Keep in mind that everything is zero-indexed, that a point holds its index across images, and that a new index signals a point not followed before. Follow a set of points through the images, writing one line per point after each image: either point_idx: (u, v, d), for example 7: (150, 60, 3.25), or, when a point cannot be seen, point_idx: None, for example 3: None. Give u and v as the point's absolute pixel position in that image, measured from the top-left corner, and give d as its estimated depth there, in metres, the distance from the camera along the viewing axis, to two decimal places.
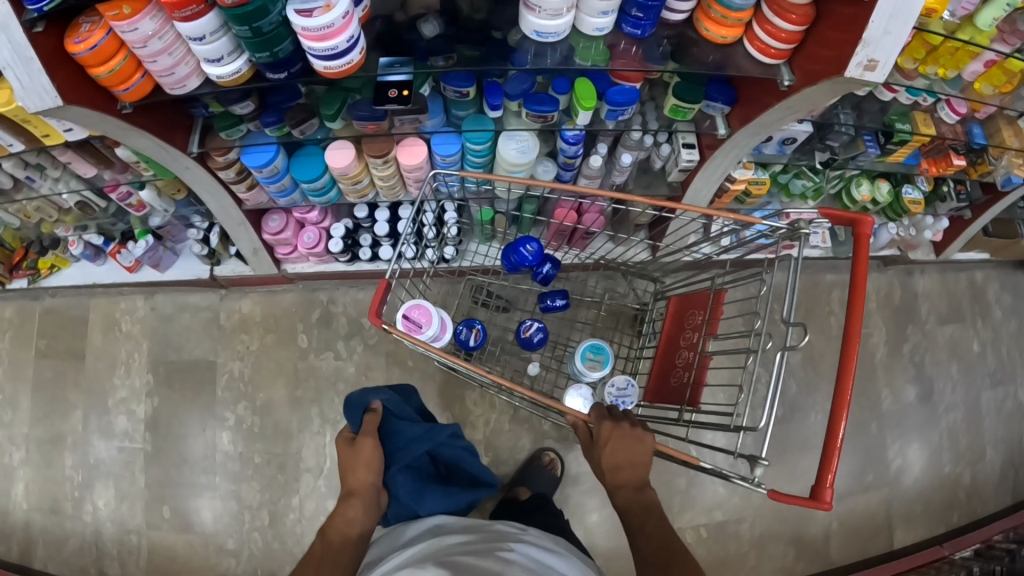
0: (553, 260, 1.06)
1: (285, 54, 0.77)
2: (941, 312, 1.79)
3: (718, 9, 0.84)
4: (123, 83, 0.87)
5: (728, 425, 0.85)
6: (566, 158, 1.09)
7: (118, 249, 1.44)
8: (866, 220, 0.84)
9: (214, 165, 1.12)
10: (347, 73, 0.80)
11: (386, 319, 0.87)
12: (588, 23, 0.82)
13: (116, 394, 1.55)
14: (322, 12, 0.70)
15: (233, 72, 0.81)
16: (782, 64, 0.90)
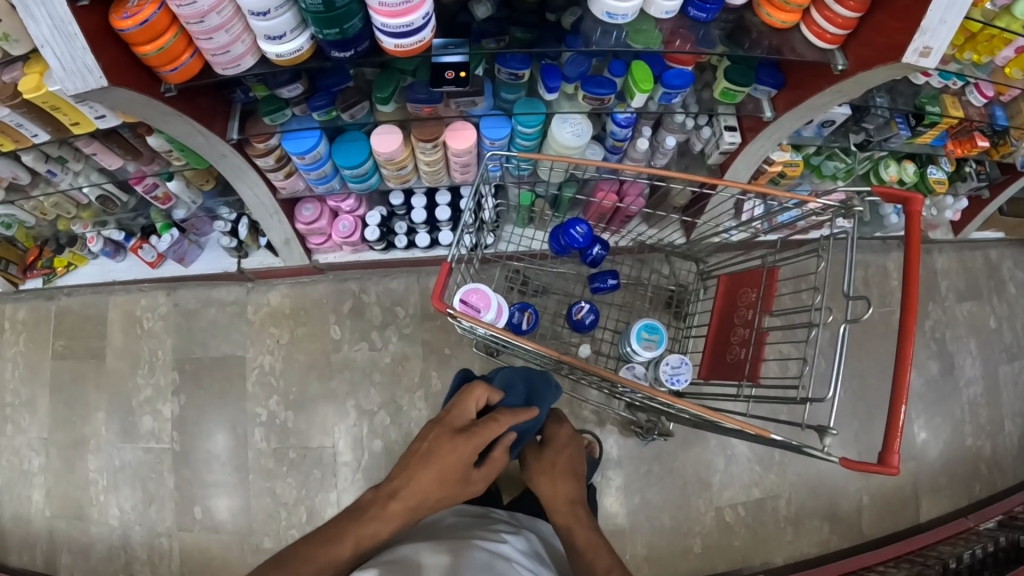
0: (604, 242, 1.02)
1: (353, 32, 0.75)
2: (959, 289, 1.83)
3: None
4: (171, 63, 0.84)
5: (792, 399, 0.83)
6: (615, 141, 1.09)
7: (140, 244, 1.40)
8: (917, 197, 0.85)
9: (253, 152, 1.08)
10: (415, 52, 0.78)
11: (450, 304, 0.83)
12: (656, 5, 0.83)
13: (141, 393, 1.51)
14: None
15: (294, 50, 0.80)
16: (836, 49, 0.91)
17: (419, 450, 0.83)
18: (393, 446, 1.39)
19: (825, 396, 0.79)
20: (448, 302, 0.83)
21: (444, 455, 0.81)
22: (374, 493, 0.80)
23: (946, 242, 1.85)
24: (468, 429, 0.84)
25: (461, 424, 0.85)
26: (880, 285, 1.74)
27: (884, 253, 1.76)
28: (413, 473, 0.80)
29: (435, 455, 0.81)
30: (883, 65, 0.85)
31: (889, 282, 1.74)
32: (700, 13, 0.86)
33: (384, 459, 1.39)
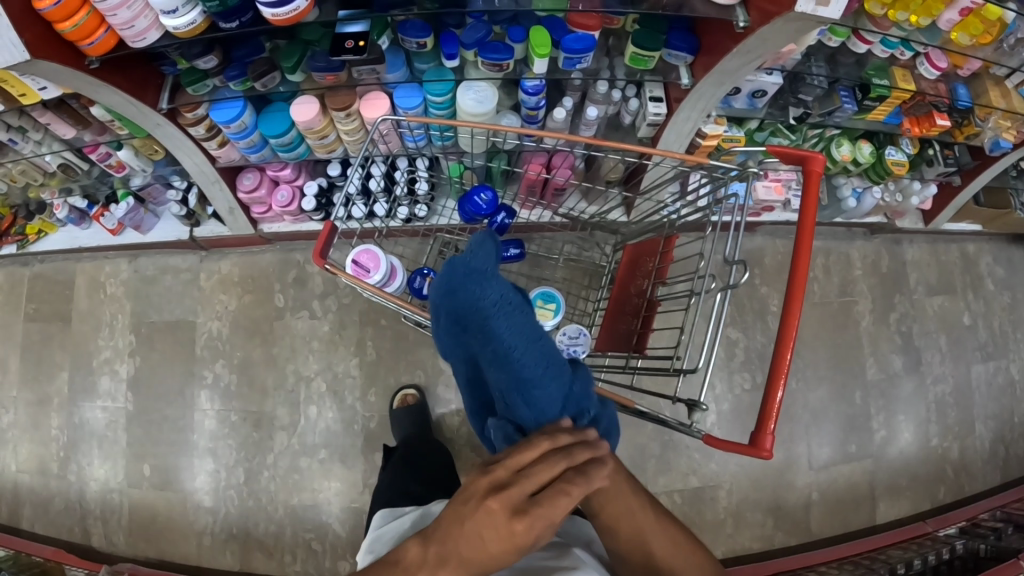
0: (509, 210, 1.04)
1: (235, 3, 0.81)
2: (929, 283, 1.78)
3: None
4: (87, 38, 0.86)
5: (667, 370, 0.78)
6: (528, 110, 1.10)
7: (101, 212, 1.47)
8: (816, 158, 0.76)
9: (184, 121, 1.11)
10: (295, 20, 0.85)
11: (330, 261, 0.85)
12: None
13: (101, 354, 1.58)
14: None
15: (189, 24, 0.84)
16: (738, 4, 0.87)
17: (465, 524, 0.52)
18: (329, 413, 1.43)
19: (696, 367, 0.74)
20: (327, 257, 0.85)
21: (499, 547, 0.51)
22: (420, 550, 0.54)
23: (918, 234, 1.80)
24: (531, 517, 0.52)
25: (519, 503, 0.52)
26: (842, 274, 1.74)
27: (848, 241, 1.77)
28: (460, 555, 0.52)
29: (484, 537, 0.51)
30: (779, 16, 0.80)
31: (852, 271, 1.75)
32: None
33: (319, 426, 1.42)
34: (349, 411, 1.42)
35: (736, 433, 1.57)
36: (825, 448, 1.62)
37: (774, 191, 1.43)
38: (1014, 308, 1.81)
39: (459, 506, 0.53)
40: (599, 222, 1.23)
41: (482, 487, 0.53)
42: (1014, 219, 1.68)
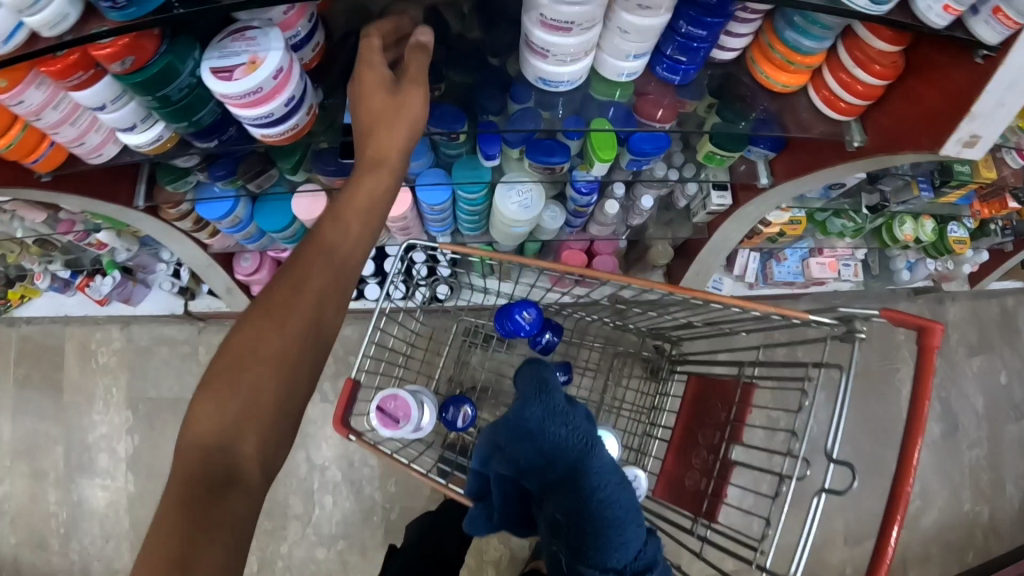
0: (555, 328, 0.93)
1: (209, 121, 0.64)
2: (971, 344, 1.67)
3: (780, 50, 0.66)
4: (30, 154, 0.69)
5: (749, 559, 0.67)
6: (576, 207, 0.95)
7: (87, 282, 1.33)
8: (937, 329, 0.65)
9: (167, 216, 0.96)
10: (293, 137, 0.67)
11: (353, 428, 0.73)
12: (612, 68, 0.65)
13: (97, 429, 1.48)
14: (243, 72, 0.56)
15: (154, 140, 0.67)
16: (852, 120, 0.75)
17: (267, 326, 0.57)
18: (345, 501, 1.34)
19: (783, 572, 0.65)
20: (351, 427, 0.73)
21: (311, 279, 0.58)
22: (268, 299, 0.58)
23: (962, 292, 1.68)
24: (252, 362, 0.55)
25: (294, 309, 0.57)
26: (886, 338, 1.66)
27: (892, 303, 1.65)
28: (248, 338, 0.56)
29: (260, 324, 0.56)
30: (911, 149, 0.69)
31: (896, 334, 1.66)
32: (672, 75, 0.69)
33: (335, 514, 1.33)
34: (367, 502, 1.34)
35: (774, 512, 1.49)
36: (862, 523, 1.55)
37: (828, 268, 1.38)
38: None
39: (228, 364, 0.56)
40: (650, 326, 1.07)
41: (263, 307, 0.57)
42: None
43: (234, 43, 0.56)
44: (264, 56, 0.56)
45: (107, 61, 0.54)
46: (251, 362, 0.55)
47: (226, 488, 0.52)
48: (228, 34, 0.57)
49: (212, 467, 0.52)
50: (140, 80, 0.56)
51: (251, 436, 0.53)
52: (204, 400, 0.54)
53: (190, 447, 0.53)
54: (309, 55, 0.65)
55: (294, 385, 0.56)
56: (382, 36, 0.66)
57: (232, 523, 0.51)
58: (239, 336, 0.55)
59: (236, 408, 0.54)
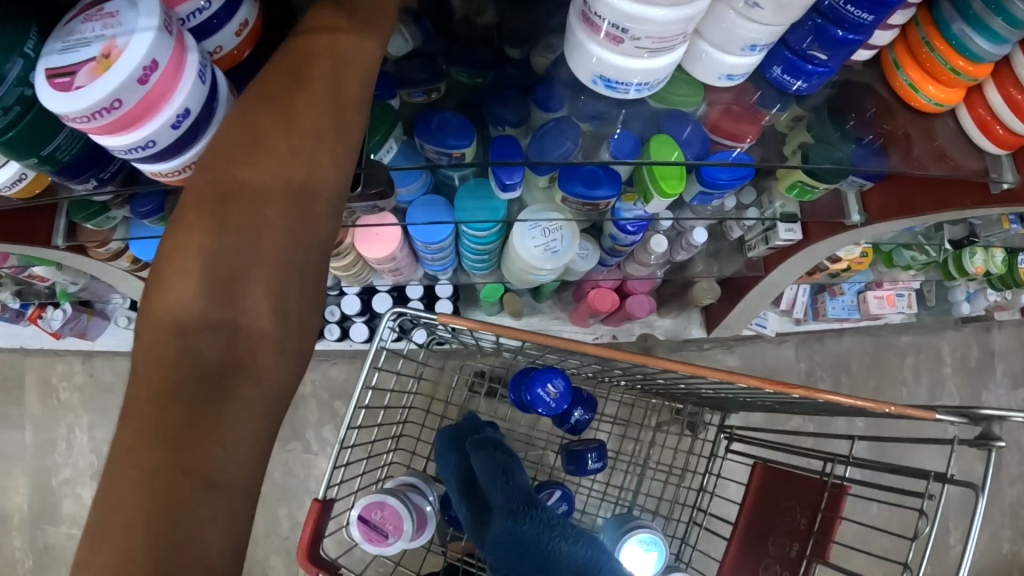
0: (587, 403, 0.73)
1: (69, 154, 0.46)
2: (1016, 374, 1.60)
3: (940, 47, 0.48)
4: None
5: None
6: (615, 245, 0.75)
7: (38, 315, 1.16)
8: None
9: (98, 255, 0.78)
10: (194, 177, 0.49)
11: (325, 563, 0.55)
12: (709, 66, 0.45)
13: (61, 472, 1.34)
14: (90, 76, 0.39)
15: (17, 179, 0.50)
16: (1006, 154, 0.58)
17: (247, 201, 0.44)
18: None
19: None
20: (323, 564, 0.54)
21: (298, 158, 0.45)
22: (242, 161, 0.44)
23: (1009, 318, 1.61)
24: (222, 243, 0.44)
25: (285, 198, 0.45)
26: (932, 372, 1.53)
27: (938, 333, 1.56)
28: (223, 223, 0.44)
29: (238, 203, 0.44)
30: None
31: (942, 367, 1.55)
32: (792, 79, 0.49)
33: None
34: None
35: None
36: None
37: (886, 303, 1.18)
38: None
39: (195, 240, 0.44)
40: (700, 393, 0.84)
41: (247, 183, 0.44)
42: None
43: (87, 27, 0.41)
44: (121, 48, 0.39)
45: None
46: (242, 236, 0.44)
47: (227, 385, 0.43)
48: (81, 16, 0.41)
49: (200, 351, 0.43)
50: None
51: (246, 358, 0.44)
52: (178, 270, 0.43)
53: (162, 324, 0.43)
54: (227, 50, 0.47)
55: (295, 294, 0.45)
56: (372, 28, 0.49)
57: (237, 428, 0.43)
58: (214, 216, 0.44)
59: (219, 278, 0.43)
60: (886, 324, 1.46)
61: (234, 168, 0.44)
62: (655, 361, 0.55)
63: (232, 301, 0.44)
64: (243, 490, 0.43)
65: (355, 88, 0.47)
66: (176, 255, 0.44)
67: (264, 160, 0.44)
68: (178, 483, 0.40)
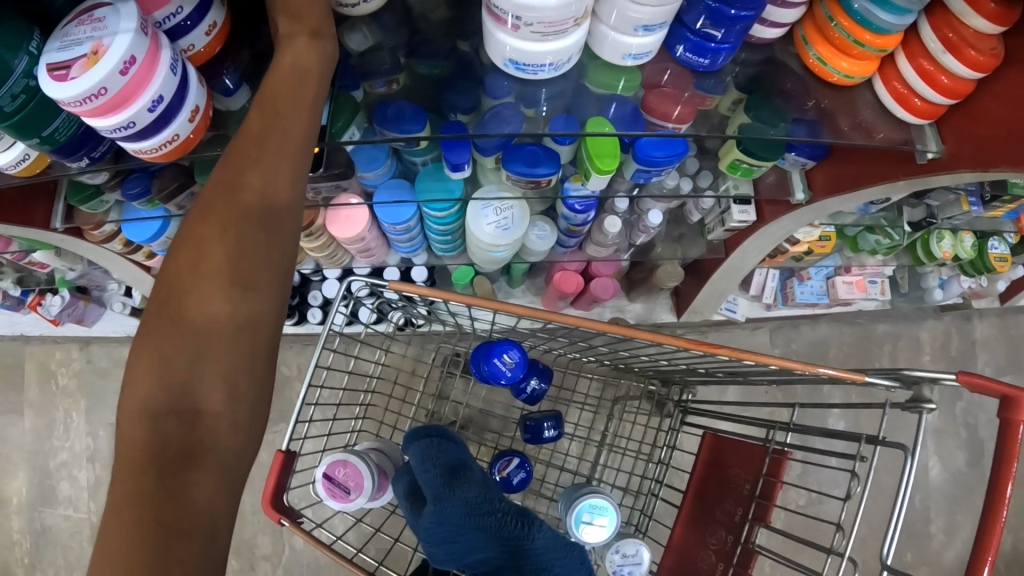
0: (541, 372, 0.77)
1: (67, 136, 0.50)
2: (998, 363, 1.62)
3: (845, 24, 0.53)
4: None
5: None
6: (569, 225, 0.79)
7: (37, 302, 1.21)
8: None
9: (93, 238, 0.82)
10: (173, 154, 0.54)
11: (289, 510, 0.59)
12: (614, 48, 0.49)
13: (58, 456, 1.40)
14: (81, 69, 0.44)
15: (19, 159, 0.55)
16: (928, 124, 0.62)
17: (203, 291, 0.48)
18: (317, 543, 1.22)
19: None
20: (286, 511, 0.58)
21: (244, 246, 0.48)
22: (197, 259, 0.48)
23: (989, 308, 1.64)
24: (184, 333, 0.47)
25: (237, 280, 0.48)
26: (912, 359, 1.56)
27: (918, 321, 1.59)
28: (185, 315, 0.48)
29: (196, 294, 0.48)
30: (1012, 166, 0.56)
31: (922, 355, 1.57)
32: (698, 57, 0.53)
33: (306, 556, 1.23)
34: None
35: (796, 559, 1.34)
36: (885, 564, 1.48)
37: (855, 288, 1.20)
38: None
39: (160, 338, 0.48)
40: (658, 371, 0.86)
41: (201, 278, 0.48)
42: None
43: (80, 29, 0.45)
44: (107, 47, 0.44)
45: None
46: (204, 325, 0.47)
47: (193, 458, 0.45)
48: (76, 20, 0.46)
49: (165, 436, 0.46)
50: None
51: (208, 437, 0.46)
52: (147, 367, 0.47)
53: (133, 418, 0.46)
54: (200, 49, 0.52)
55: (251, 369, 0.49)
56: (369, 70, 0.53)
57: (204, 499, 0.44)
58: (179, 313, 0.48)
59: (186, 369, 0.47)
60: (861, 312, 1.48)
61: (192, 263, 0.48)
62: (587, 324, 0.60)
63: (194, 385, 0.47)
64: (213, 547, 0.44)
65: (281, 184, 0.50)
66: (143, 356, 0.48)
67: (214, 260, 0.48)
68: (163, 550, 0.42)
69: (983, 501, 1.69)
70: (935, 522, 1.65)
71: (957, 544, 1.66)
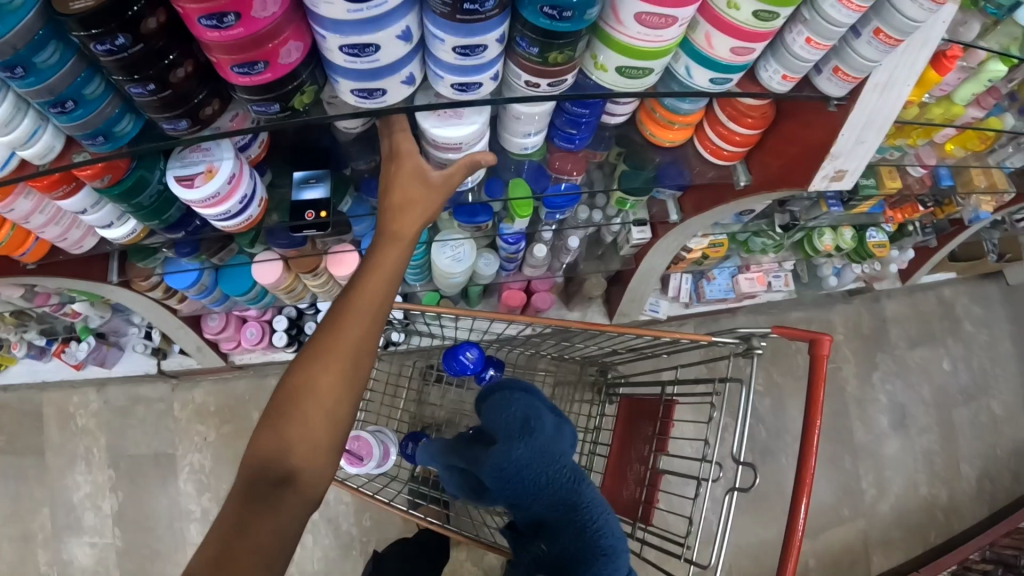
0: (497, 363, 1.01)
1: (176, 217, 0.70)
2: (910, 335, 1.92)
3: (662, 112, 0.76)
4: (18, 249, 0.72)
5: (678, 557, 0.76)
6: (508, 254, 1.05)
7: (61, 350, 1.37)
8: (823, 340, 0.74)
9: (139, 287, 0.99)
10: (249, 225, 0.72)
11: None
12: (514, 143, 0.74)
13: (82, 490, 1.54)
14: (204, 181, 0.62)
15: (130, 233, 0.71)
16: (738, 163, 0.88)
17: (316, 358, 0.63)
18: (325, 538, 1.43)
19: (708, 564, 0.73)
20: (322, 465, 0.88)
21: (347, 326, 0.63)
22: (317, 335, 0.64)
23: (896, 289, 1.93)
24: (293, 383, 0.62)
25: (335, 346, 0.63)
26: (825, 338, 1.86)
27: (829, 306, 1.88)
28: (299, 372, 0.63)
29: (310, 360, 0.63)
30: (790, 186, 0.82)
31: (833, 335, 1.87)
32: (568, 143, 0.78)
33: (316, 553, 1.43)
34: (346, 537, 1.43)
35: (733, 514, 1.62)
36: (819, 513, 1.77)
37: (756, 282, 1.46)
38: (992, 344, 1.98)
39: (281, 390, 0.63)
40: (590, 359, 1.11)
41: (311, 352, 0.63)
42: (985, 267, 1.83)
43: (192, 153, 0.62)
44: (220, 165, 0.62)
45: (92, 177, 0.60)
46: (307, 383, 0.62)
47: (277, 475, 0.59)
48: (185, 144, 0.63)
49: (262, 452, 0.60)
50: (119, 192, 0.62)
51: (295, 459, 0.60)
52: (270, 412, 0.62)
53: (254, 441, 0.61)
54: (258, 152, 0.68)
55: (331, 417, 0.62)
56: (392, 163, 0.68)
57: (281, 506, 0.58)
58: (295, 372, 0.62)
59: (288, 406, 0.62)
60: (773, 302, 1.75)
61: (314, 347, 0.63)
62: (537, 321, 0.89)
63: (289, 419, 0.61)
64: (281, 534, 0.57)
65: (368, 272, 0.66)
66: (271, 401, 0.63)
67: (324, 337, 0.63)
68: (264, 503, 0.58)
69: (912, 458, 1.85)
70: (867, 480, 1.82)
71: (890, 497, 1.82)
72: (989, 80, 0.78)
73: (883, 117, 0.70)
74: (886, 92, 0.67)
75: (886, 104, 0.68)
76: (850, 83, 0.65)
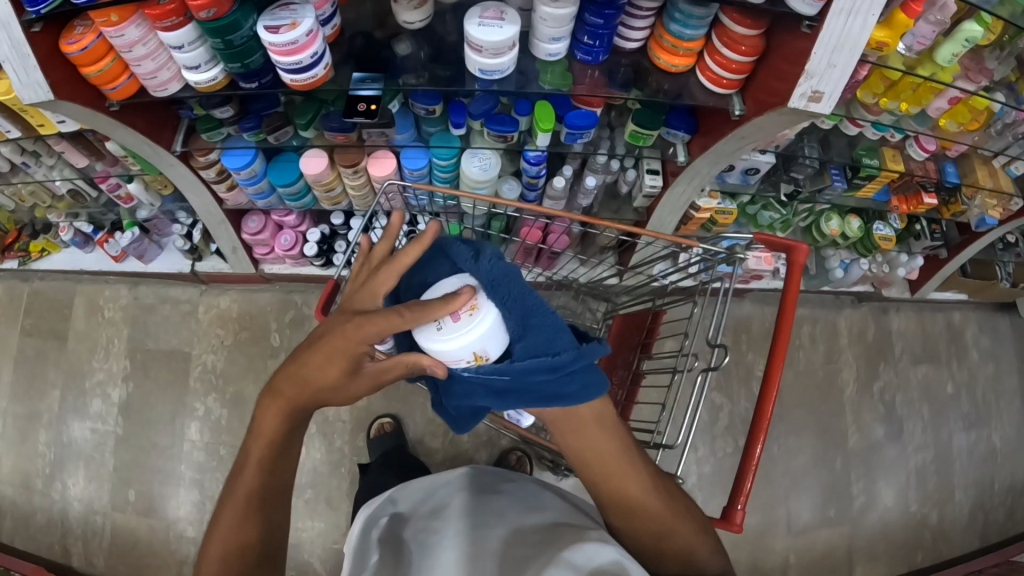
0: None
1: (256, 65, 0.85)
2: (914, 352, 1.95)
3: (669, 39, 0.88)
4: (110, 82, 0.87)
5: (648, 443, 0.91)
6: (529, 178, 1.15)
7: (105, 238, 1.46)
8: (800, 248, 0.81)
9: (196, 164, 1.13)
10: (312, 86, 0.87)
11: (331, 317, 0.92)
12: (541, 49, 0.87)
13: (94, 377, 1.61)
14: (288, 30, 0.77)
15: (210, 80, 0.86)
16: (735, 94, 0.95)
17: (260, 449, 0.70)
18: (317, 453, 1.52)
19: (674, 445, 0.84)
20: (328, 315, 0.91)
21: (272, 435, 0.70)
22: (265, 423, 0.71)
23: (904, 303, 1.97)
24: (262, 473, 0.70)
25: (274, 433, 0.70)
26: (828, 341, 1.90)
27: (835, 310, 1.93)
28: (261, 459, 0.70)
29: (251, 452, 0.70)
30: (773, 108, 0.88)
31: (837, 340, 1.91)
32: (587, 56, 0.89)
33: (305, 465, 1.52)
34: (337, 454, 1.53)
35: (715, 494, 1.63)
36: (806, 513, 1.76)
37: (764, 261, 1.49)
38: (997, 376, 1.99)
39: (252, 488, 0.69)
40: (592, 287, 1.20)
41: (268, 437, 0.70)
42: (997, 292, 1.87)
43: (283, 11, 0.78)
44: (303, 20, 0.77)
45: (199, 9, 0.74)
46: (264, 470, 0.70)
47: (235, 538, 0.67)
48: (277, 6, 0.79)
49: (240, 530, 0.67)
50: (218, 25, 0.77)
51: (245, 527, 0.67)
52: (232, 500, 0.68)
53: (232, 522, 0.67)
54: (331, 32, 0.86)
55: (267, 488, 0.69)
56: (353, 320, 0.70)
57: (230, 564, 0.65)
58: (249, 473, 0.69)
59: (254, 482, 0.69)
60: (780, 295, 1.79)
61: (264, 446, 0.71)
62: (546, 212, 0.88)
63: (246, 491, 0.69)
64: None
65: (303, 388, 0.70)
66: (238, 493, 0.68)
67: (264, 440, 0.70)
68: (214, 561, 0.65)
69: (905, 473, 1.85)
70: (856, 485, 1.81)
71: (878, 508, 1.81)
72: (965, 40, 0.88)
73: (853, 43, 0.76)
74: (851, 18, 0.74)
75: (849, 29, 0.74)
76: (818, 1, 0.73)
